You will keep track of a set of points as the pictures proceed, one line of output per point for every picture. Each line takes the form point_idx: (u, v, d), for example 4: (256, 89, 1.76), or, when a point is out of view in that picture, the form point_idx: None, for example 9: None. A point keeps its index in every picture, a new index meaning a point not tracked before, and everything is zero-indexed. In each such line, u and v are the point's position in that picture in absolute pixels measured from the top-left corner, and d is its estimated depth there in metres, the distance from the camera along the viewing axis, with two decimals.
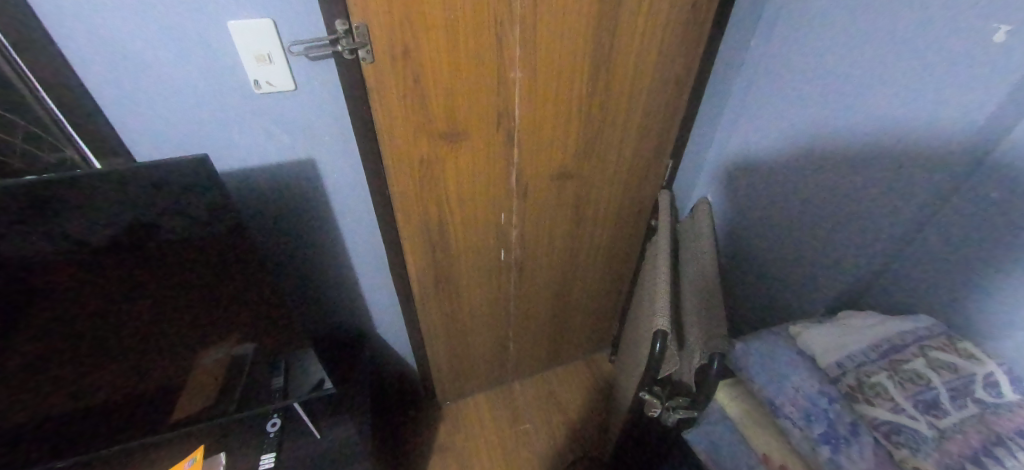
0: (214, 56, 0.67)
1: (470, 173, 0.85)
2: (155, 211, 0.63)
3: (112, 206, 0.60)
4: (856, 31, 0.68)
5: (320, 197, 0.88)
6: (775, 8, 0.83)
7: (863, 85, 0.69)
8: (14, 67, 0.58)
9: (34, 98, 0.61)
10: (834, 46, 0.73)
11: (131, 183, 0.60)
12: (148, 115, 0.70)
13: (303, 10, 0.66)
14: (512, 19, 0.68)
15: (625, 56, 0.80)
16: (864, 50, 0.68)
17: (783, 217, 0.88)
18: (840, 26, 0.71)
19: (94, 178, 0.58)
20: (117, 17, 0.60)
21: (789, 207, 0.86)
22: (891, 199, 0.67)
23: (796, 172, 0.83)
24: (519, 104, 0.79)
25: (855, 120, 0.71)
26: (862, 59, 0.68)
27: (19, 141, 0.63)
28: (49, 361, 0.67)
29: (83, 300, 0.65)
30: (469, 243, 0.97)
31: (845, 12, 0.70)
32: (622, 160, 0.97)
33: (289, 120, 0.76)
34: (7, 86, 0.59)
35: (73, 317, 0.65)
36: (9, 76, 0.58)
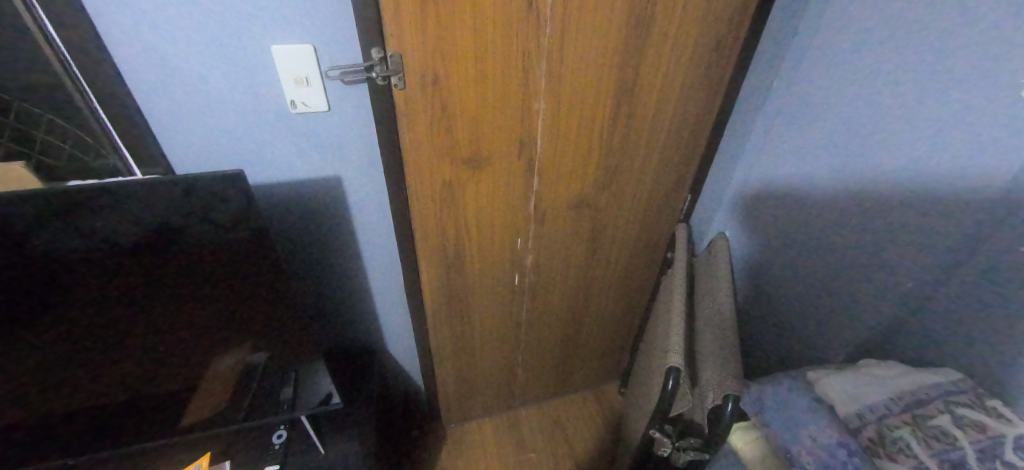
0: (256, 77, 0.71)
1: (490, 198, 0.87)
2: (185, 216, 0.66)
3: (144, 209, 0.63)
4: (881, 79, 0.69)
5: (343, 214, 0.90)
6: (796, 53, 0.85)
7: (889, 131, 0.69)
8: (72, 79, 0.63)
9: (87, 109, 0.66)
10: (857, 93, 0.74)
11: (168, 188, 0.63)
12: (191, 130, 0.74)
13: (342, 39, 0.70)
14: (539, 55, 0.72)
15: (648, 91, 0.82)
16: (888, 98, 0.69)
17: (803, 258, 0.87)
18: (865, 74, 0.72)
19: (134, 186, 0.61)
20: (173, 39, 0.64)
21: (812, 250, 0.85)
22: (917, 245, 0.66)
23: (817, 213, 0.83)
24: (541, 133, 0.81)
25: (880, 165, 0.70)
26: (886, 106, 0.69)
27: (68, 147, 0.68)
28: (73, 355, 0.69)
29: (109, 300, 0.68)
30: (485, 266, 0.98)
31: (869, 60, 0.71)
32: (640, 193, 0.98)
33: (320, 139, 0.79)
34: (64, 96, 0.63)
35: (101, 314, 0.68)
36: (67, 87, 0.63)
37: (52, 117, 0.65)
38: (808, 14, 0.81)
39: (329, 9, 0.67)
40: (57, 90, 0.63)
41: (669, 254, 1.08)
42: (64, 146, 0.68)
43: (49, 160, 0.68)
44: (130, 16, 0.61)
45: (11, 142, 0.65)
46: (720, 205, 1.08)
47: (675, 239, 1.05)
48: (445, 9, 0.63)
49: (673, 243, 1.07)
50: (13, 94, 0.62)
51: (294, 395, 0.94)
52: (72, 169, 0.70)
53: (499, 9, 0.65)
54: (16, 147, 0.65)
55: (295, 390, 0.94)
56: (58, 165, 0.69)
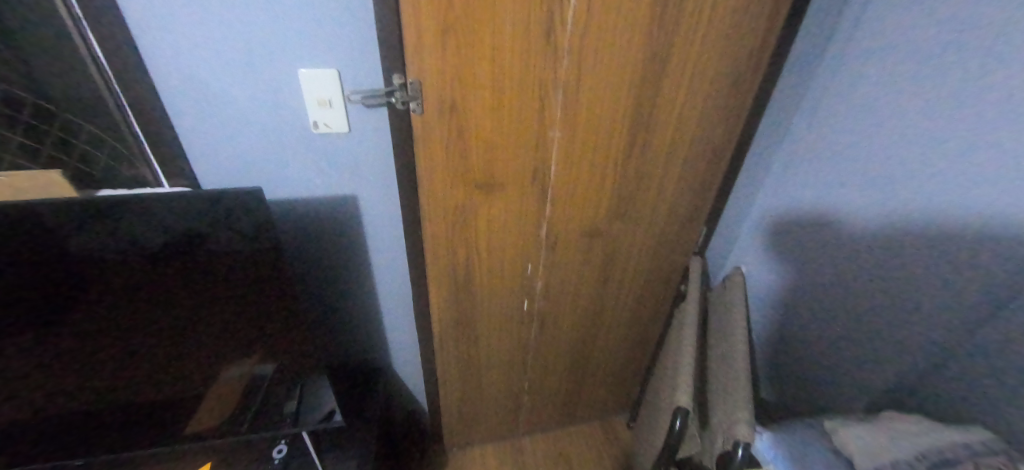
0: (281, 97, 0.73)
1: (502, 223, 0.87)
2: (205, 226, 0.67)
3: (166, 220, 0.65)
4: (905, 118, 0.67)
5: (357, 232, 0.91)
6: (815, 89, 0.84)
7: (913, 173, 0.66)
8: (113, 97, 0.67)
9: (125, 124, 0.70)
10: (878, 133, 0.72)
11: (190, 200, 0.65)
12: (218, 147, 0.77)
13: (366, 65, 0.73)
14: (556, 85, 0.73)
15: (664, 123, 0.82)
16: (911, 140, 0.67)
17: (821, 297, 0.85)
18: (887, 112, 0.70)
19: (160, 198, 0.63)
20: (205, 60, 0.68)
21: (830, 289, 0.82)
22: (941, 292, 0.64)
23: (834, 251, 0.81)
24: (555, 161, 0.81)
25: (900, 205, 0.68)
26: (910, 147, 0.67)
27: (104, 157, 0.72)
28: (90, 355, 0.71)
29: (127, 304, 0.69)
30: (494, 290, 0.97)
31: (892, 100, 0.70)
32: (655, 224, 0.97)
33: (338, 158, 0.81)
34: (106, 112, 0.68)
35: (118, 317, 0.70)
36: (109, 104, 0.67)
37: (94, 130, 0.69)
38: (829, 52, 0.81)
39: (354, 36, 0.70)
40: (99, 106, 0.67)
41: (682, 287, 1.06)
42: (102, 157, 0.72)
43: (86, 169, 0.72)
44: (170, 37, 0.65)
45: (55, 150, 0.68)
46: (736, 239, 1.05)
47: (689, 273, 1.04)
48: (465, 38, 0.65)
49: (687, 276, 1.05)
50: (61, 106, 0.66)
51: (297, 409, 0.94)
52: (106, 178, 0.73)
53: (517, 39, 0.67)
54: (59, 155, 0.69)
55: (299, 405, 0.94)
56: (94, 174, 0.73)
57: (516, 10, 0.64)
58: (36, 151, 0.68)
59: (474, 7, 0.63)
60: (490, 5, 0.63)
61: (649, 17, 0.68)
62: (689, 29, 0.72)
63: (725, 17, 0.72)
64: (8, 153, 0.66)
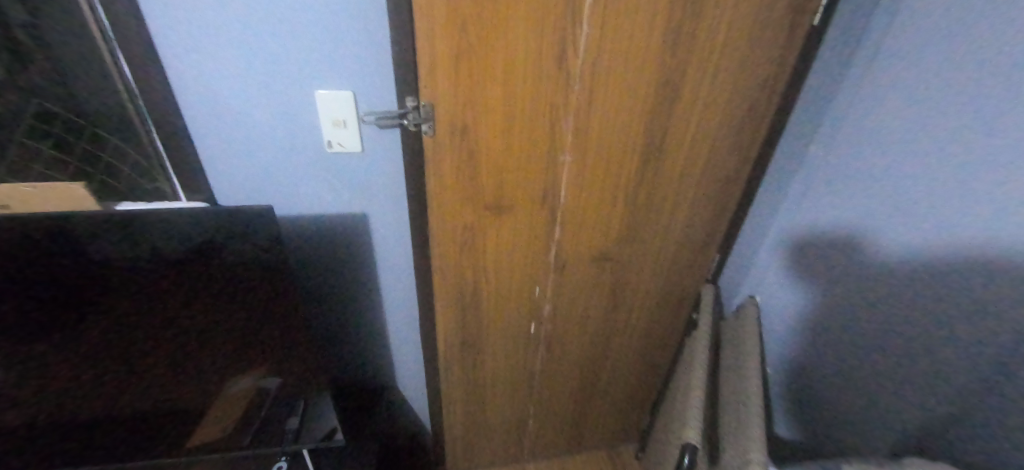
0: (298, 117, 0.75)
1: (510, 244, 0.87)
2: (216, 241, 0.68)
3: (178, 234, 0.66)
4: (930, 140, 0.63)
5: (367, 250, 0.92)
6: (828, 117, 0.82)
7: (939, 199, 0.61)
8: (138, 114, 0.70)
9: (148, 141, 0.73)
10: (901, 156, 0.67)
11: (202, 216, 0.66)
12: (235, 163, 0.79)
13: (381, 87, 0.74)
14: (567, 109, 0.73)
15: (676, 148, 0.81)
16: (937, 164, 0.62)
17: (836, 335, 0.80)
18: (910, 135, 0.66)
19: (175, 214, 0.65)
20: (227, 80, 0.70)
21: (845, 325, 0.78)
22: (959, 332, 0.59)
23: (849, 287, 0.76)
24: (565, 184, 0.81)
25: (914, 240, 0.65)
26: (936, 171, 0.62)
27: (126, 169, 0.75)
28: (97, 365, 0.72)
29: (137, 316, 0.70)
30: (500, 311, 0.96)
31: (916, 122, 0.65)
32: (666, 250, 0.95)
33: (350, 177, 0.82)
34: (130, 128, 0.71)
35: (128, 328, 0.71)
36: (134, 121, 0.70)
37: (120, 144, 0.72)
38: (845, 78, 0.77)
39: (371, 59, 0.71)
40: (125, 123, 0.70)
41: (694, 315, 1.03)
42: (126, 169, 0.75)
43: (111, 181, 0.75)
44: (195, 58, 0.68)
45: (82, 162, 0.72)
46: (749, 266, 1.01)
47: (701, 300, 1.02)
48: (478, 62, 0.66)
49: (699, 303, 1.03)
50: (87, 119, 0.70)
51: (299, 426, 0.93)
52: (128, 190, 0.77)
53: (530, 64, 0.68)
54: (84, 166, 0.73)
55: (300, 421, 0.93)
56: (117, 184, 0.76)
57: (528, 36, 0.65)
58: (64, 163, 0.72)
59: (489, 32, 0.64)
60: (504, 31, 0.64)
61: (661, 43, 0.69)
62: (702, 56, 0.72)
63: (738, 45, 0.72)
64: (38, 163, 0.70)
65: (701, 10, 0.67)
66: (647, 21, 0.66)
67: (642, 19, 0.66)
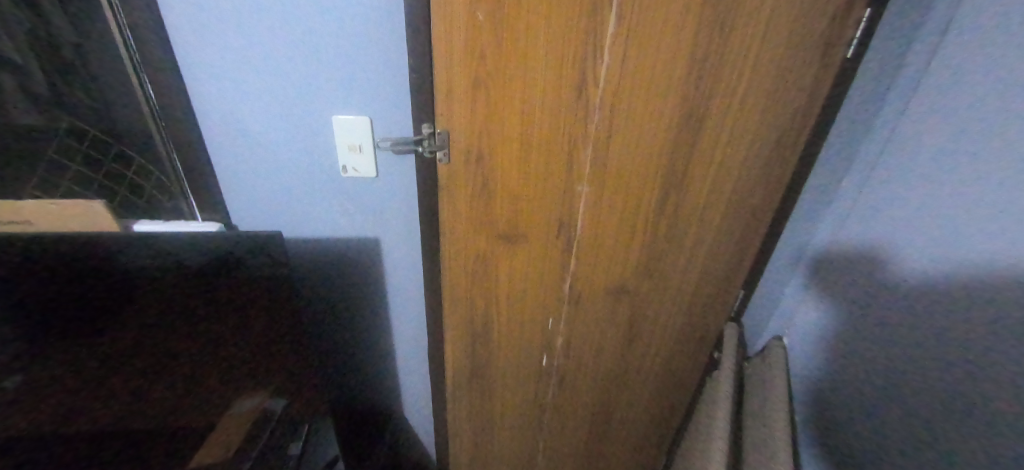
0: (315, 142, 0.75)
1: (523, 273, 0.84)
2: (231, 263, 0.69)
3: (195, 258, 0.66)
4: (989, 163, 0.53)
5: (378, 275, 0.91)
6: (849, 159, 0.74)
7: (1001, 231, 0.51)
8: (158, 131, 0.71)
9: (166, 156, 0.73)
10: (954, 181, 0.57)
11: (221, 241, 0.67)
12: (253, 185, 0.80)
13: (397, 114, 0.73)
14: (586, 139, 0.71)
15: (698, 181, 0.78)
16: (999, 190, 0.52)
17: (853, 394, 0.70)
18: (966, 156, 0.56)
19: (199, 238, 0.66)
20: (248, 104, 0.72)
21: (847, 381, 0.71)
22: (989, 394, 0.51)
23: (865, 344, 0.68)
24: (582, 215, 0.78)
25: (965, 285, 0.54)
26: (998, 199, 0.52)
27: (147, 185, 0.74)
28: (86, 400, 0.60)
29: (138, 340, 0.63)
30: (512, 341, 0.93)
31: (973, 142, 0.55)
32: (687, 284, 0.90)
33: (363, 201, 0.81)
34: (148, 144, 0.71)
35: (125, 355, 0.63)
36: (152, 137, 0.71)
37: (139, 159, 0.72)
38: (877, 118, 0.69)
39: (389, 86, 0.71)
40: (143, 138, 0.71)
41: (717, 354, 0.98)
42: (144, 185, 0.74)
43: (130, 196, 0.74)
44: (219, 83, 0.69)
45: (106, 178, 0.72)
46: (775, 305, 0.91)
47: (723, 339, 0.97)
48: (496, 91, 0.66)
49: (722, 342, 0.98)
50: (118, 139, 0.70)
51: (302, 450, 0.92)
52: (146, 206, 0.76)
53: (547, 94, 0.66)
54: (107, 182, 0.72)
55: (303, 446, 0.92)
56: (136, 201, 0.75)
57: (547, 66, 0.64)
58: (90, 179, 0.71)
59: (507, 63, 0.63)
60: (522, 61, 0.63)
61: (683, 74, 0.67)
62: (727, 87, 0.69)
63: (766, 77, 0.69)
64: (66, 180, 0.70)
65: (725, 41, 0.65)
66: (667, 52, 0.65)
67: (664, 50, 0.64)
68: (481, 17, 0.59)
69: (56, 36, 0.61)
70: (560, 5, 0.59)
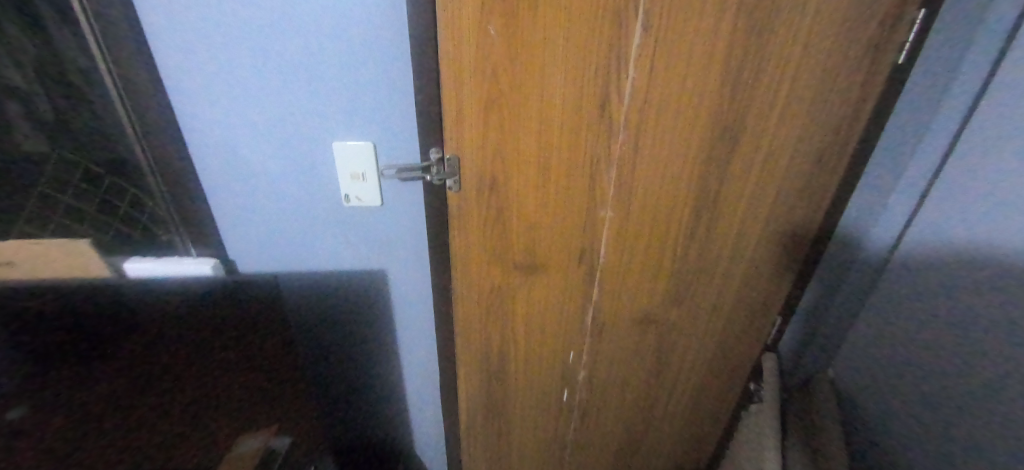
0: (315, 170, 0.70)
1: (542, 304, 0.78)
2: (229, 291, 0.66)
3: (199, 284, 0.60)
4: None
5: (386, 308, 0.85)
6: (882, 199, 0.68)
7: None
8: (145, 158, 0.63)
9: (153, 183, 0.65)
10: None
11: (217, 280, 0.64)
12: (251, 217, 0.75)
13: (402, 140, 0.67)
14: (609, 161, 0.65)
15: (731, 202, 0.71)
16: None
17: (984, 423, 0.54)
18: None
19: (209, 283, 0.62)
20: (241, 133, 0.67)
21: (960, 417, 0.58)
22: None
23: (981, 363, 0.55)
24: (605, 240, 0.72)
25: None
26: None
27: (144, 220, 0.64)
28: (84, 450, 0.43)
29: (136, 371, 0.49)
30: (531, 376, 0.87)
31: None
32: (720, 310, 0.83)
33: (368, 232, 0.76)
34: (136, 171, 0.63)
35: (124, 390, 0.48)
36: (140, 164, 0.63)
37: (131, 188, 0.62)
38: (933, 132, 0.64)
39: (393, 109, 0.65)
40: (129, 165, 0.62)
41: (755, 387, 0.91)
42: (133, 217, 0.62)
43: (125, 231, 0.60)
44: (210, 109, 0.64)
45: (117, 218, 0.59)
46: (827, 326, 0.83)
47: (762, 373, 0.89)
48: (512, 111, 0.60)
49: (760, 376, 0.90)
50: (129, 177, 0.62)
51: None
52: (142, 240, 0.64)
53: (567, 114, 0.61)
54: (118, 224, 0.59)
55: None
56: (130, 236, 0.60)
57: (566, 84, 0.58)
58: (106, 221, 0.57)
59: (523, 80, 0.58)
60: (539, 78, 0.58)
61: (717, 87, 0.61)
62: (766, 100, 0.63)
63: (808, 87, 0.63)
64: (81, 222, 0.51)
65: (764, 50, 0.59)
66: (700, 63, 0.59)
67: (696, 62, 0.59)
68: (493, 31, 0.54)
69: (63, 57, 0.51)
70: (581, 17, 0.54)
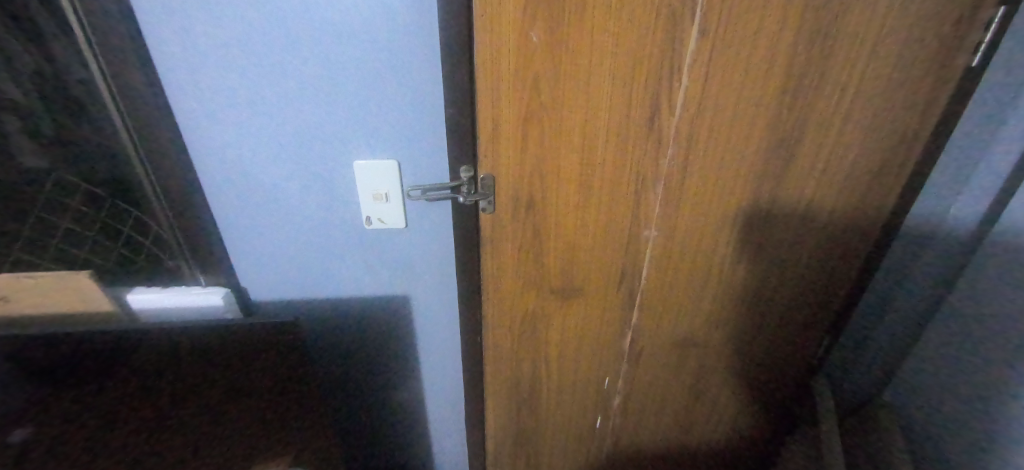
0: (334, 190, 0.64)
1: (576, 327, 0.74)
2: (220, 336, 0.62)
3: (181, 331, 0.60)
4: None
5: (409, 334, 0.79)
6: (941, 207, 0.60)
7: None
8: (150, 185, 0.61)
9: (159, 211, 0.64)
10: None
11: (205, 327, 0.61)
12: (264, 241, 0.69)
13: (430, 157, 0.62)
14: (656, 178, 0.60)
15: (782, 217, 0.66)
16: None
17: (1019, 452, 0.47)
18: None
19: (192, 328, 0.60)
20: (253, 152, 0.61)
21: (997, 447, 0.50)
22: None
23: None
24: (648, 260, 0.68)
25: None
26: None
27: (148, 243, 0.66)
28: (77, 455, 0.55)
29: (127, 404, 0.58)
30: (562, 401, 0.82)
31: None
32: (765, 329, 0.78)
33: (389, 255, 0.70)
34: (143, 199, 0.62)
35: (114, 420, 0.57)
36: (147, 192, 0.62)
37: (139, 214, 0.64)
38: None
39: (420, 124, 0.59)
40: (137, 193, 0.62)
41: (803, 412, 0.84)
42: (144, 240, 0.66)
43: (127, 253, 0.66)
44: (220, 128, 0.59)
45: (101, 234, 0.64)
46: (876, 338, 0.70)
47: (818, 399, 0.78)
48: (553, 125, 0.55)
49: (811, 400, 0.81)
50: (136, 205, 0.63)
51: None
52: (147, 262, 0.67)
53: (613, 126, 0.55)
54: (101, 239, 0.64)
55: None
56: (132, 256, 0.66)
57: (614, 95, 0.53)
58: (81, 235, 0.63)
59: (566, 90, 0.52)
60: (582, 88, 0.52)
61: (775, 96, 0.56)
62: (826, 108, 0.58)
63: (874, 94, 0.57)
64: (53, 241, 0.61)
65: (829, 54, 0.53)
66: (759, 69, 0.53)
67: (754, 69, 0.53)
68: (535, 38, 0.49)
69: (65, 81, 0.54)
70: (632, 21, 0.48)
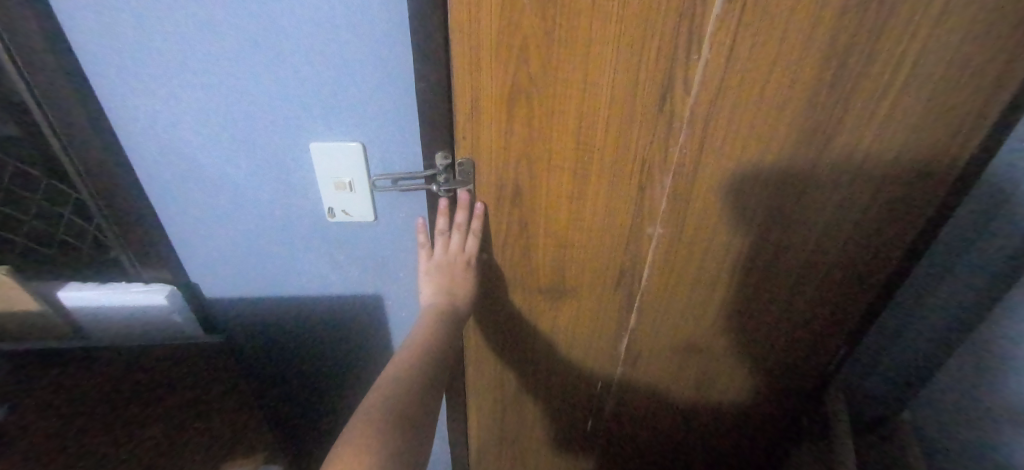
0: (290, 177, 0.55)
1: (567, 328, 0.67)
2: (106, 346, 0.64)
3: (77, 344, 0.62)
4: None
5: (384, 332, 0.72)
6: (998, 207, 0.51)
7: None
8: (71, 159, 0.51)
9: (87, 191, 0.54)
10: None
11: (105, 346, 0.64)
12: (214, 234, 0.61)
13: (401, 141, 0.52)
14: (665, 168, 0.51)
15: (806, 221, 0.58)
16: None
17: None
18: None
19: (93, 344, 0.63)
20: (189, 132, 0.51)
21: None
22: None
23: None
24: (650, 262, 0.60)
25: None
26: None
27: (92, 228, 0.61)
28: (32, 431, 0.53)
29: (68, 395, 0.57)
30: (549, 399, 0.78)
31: None
32: (776, 335, 0.71)
33: (358, 252, 0.62)
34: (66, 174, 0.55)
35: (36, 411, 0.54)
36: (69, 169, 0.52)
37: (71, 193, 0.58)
38: None
39: (388, 100, 0.49)
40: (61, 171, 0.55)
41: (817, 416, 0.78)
42: (87, 225, 0.61)
43: (75, 240, 0.62)
44: (144, 101, 0.48)
45: (42, 218, 0.61)
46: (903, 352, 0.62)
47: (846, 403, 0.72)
48: (544, 102, 0.45)
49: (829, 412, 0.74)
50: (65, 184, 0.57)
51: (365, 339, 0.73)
52: (93, 250, 0.62)
53: (617, 106, 0.46)
54: (47, 224, 0.62)
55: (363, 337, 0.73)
56: (81, 244, 0.63)
57: (620, 68, 0.43)
58: (17, 221, 0.61)
59: (561, 61, 0.43)
60: (581, 58, 0.42)
61: (814, 78, 0.45)
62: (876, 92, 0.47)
63: (940, 78, 0.46)
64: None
65: (891, 27, 0.42)
66: (795, 45, 0.43)
67: (798, 37, 0.42)
68: None
69: None
70: None
